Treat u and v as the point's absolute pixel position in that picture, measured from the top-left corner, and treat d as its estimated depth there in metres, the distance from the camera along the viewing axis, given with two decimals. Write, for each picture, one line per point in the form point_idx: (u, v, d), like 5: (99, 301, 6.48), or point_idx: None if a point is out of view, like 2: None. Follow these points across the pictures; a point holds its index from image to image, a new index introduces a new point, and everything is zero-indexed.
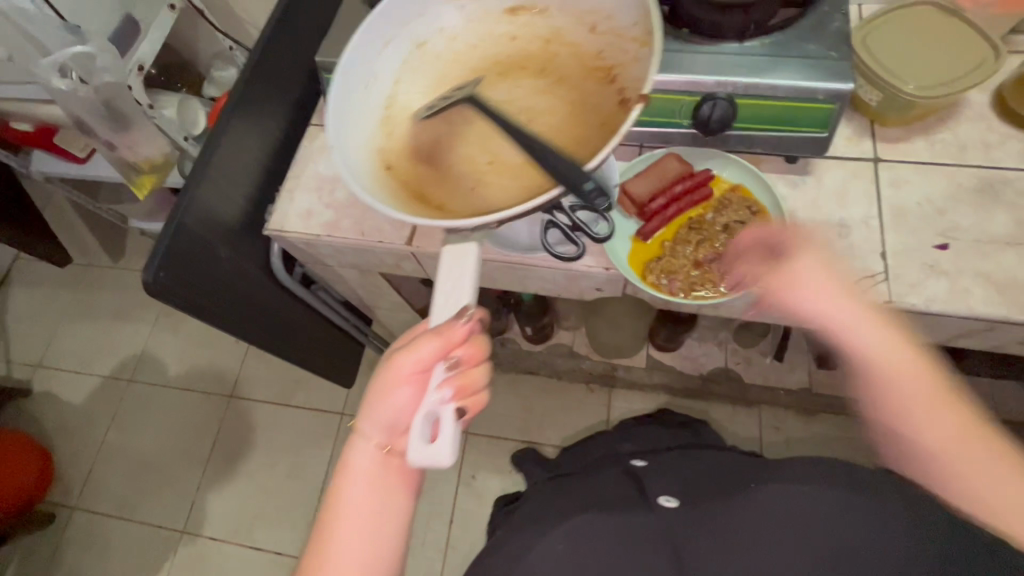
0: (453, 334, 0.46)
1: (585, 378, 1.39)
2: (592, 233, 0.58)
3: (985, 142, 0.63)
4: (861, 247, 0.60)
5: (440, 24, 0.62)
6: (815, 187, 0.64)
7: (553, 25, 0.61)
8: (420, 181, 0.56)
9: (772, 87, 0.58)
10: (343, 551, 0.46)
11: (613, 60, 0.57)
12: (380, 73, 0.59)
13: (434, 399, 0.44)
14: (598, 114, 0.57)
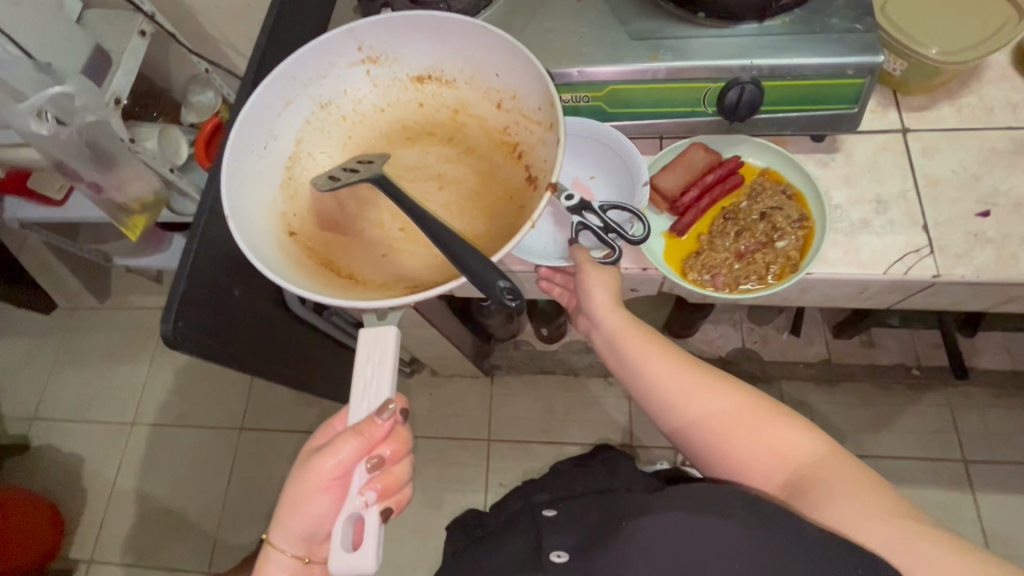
0: (373, 433, 0.50)
1: (602, 372, 1.37)
2: (626, 235, 0.52)
3: (1012, 101, 0.62)
4: (901, 222, 0.59)
5: (345, 87, 0.59)
6: (845, 164, 0.62)
7: (460, 94, 0.58)
8: (326, 246, 0.54)
9: (799, 66, 0.56)
10: None
11: (518, 133, 0.55)
12: (280, 134, 0.56)
13: (357, 504, 0.48)
14: (508, 186, 0.55)
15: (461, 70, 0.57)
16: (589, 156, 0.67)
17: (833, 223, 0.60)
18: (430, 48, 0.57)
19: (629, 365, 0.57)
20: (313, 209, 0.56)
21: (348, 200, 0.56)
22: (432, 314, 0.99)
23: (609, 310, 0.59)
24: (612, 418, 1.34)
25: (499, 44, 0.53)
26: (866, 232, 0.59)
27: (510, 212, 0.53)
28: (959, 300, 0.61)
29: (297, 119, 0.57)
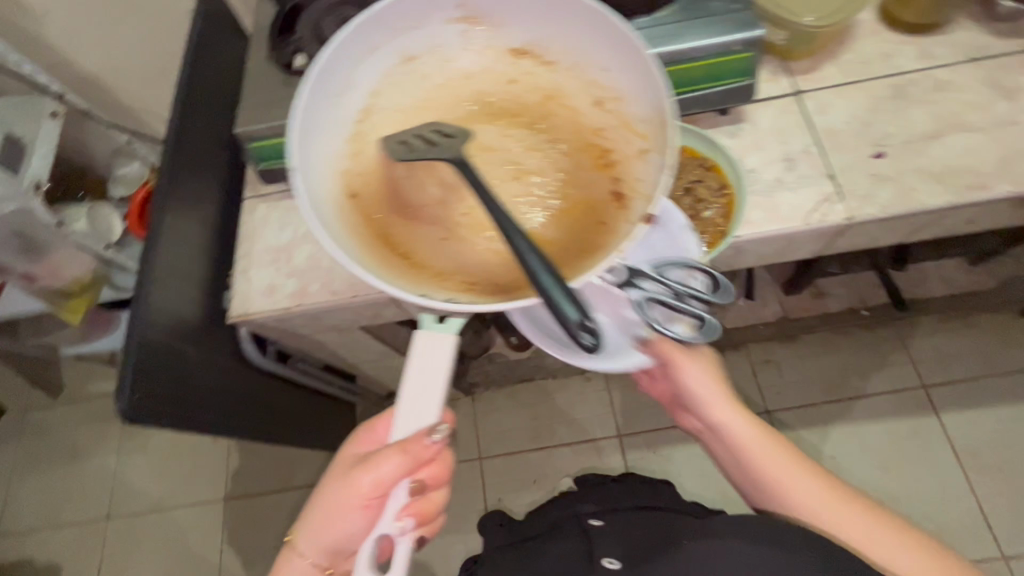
0: (420, 453, 0.50)
1: (579, 369, 1.39)
2: (701, 296, 0.52)
3: (885, 52, 0.68)
4: (809, 175, 0.63)
5: (438, 43, 0.59)
6: (751, 131, 0.67)
7: (559, 80, 0.58)
8: (384, 212, 0.55)
9: (693, 48, 0.60)
10: None
11: (613, 141, 0.55)
12: (357, 80, 0.57)
13: (392, 527, 0.48)
14: (591, 195, 0.54)
15: (568, 52, 0.57)
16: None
17: (750, 186, 0.64)
18: (539, 24, 0.57)
19: (750, 461, 0.63)
20: (377, 170, 0.57)
21: (403, 178, 0.56)
22: (399, 343, 0.99)
23: (731, 413, 0.63)
24: (596, 412, 1.36)
25: (626, 43, 0.52)
26: (782, 190, 0.63)
27: (592, 226, 0.52)
28: (875, 237, 0.66)
29: (377, 67, 0.58)
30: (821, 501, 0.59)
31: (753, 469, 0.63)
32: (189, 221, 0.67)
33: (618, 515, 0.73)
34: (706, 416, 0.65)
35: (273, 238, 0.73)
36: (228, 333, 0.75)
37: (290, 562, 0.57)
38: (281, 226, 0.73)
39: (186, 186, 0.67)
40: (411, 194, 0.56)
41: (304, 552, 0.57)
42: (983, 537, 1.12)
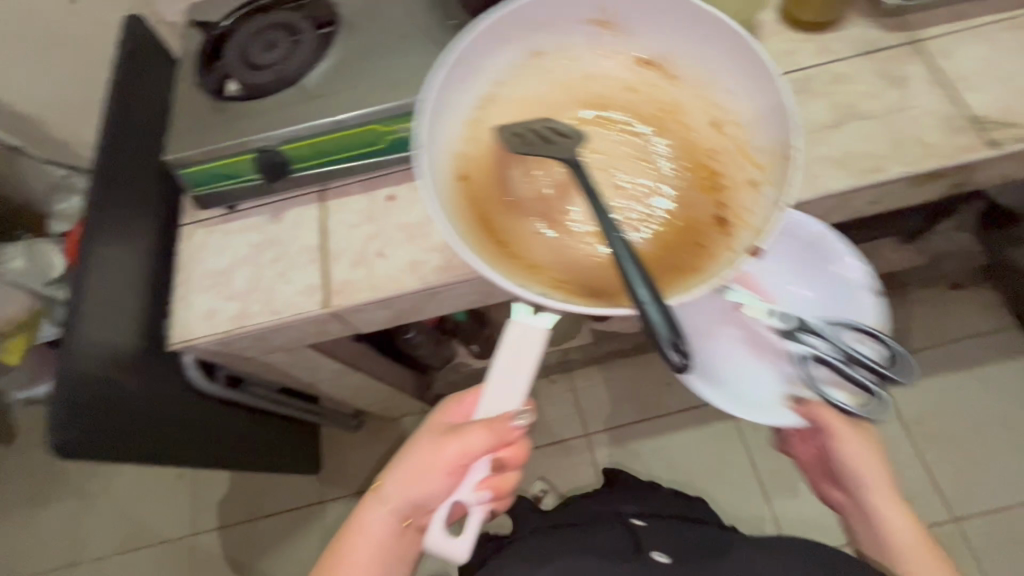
0: (504, 436, 0.55)
1: (544, 372, 1.41)
2: (874, 364, 0.61)
3: (786, 50, 0.73)
4: None
5: (568, 44, 0.66)
6: None
7: (679, 95, 0.65)
8: (486, 200, 0.60)
9: (599, 59, 0.66)
10: None
11: (721, 164, 0.62)
12: (487, 70, 0.63)
13: (469, 497, 0.56)
14: (688, 214, 0.60)
15: (692, 71, 0.63)
16: (782, 262, 0.71)
17: None
18: (671, 40, 0.63)
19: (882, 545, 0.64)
20: (489, 156, 0.63)
21: (514, 174, 0.63)
22: (355, 359, 1.00)
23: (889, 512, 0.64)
24: (563, 413, 1.38)
25: (750, 69, 0.59)
26: None
27: (693, 241, 0.58)
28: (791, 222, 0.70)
29: (507, 58, 0.64)
30: None
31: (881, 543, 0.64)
32: (121, 252, 0.67)
33: (659, 520, 0.78)
34: (855, 494, 0.67)
35: (212, 263, 0.73)
36: (172, 362, 0.75)
37: (369, 512, 0.63)
38: (219, 251, 0.73)
39: (117, 218, 0.68)
40: (511, 185, 0.62)
41: (381, 506, 0.62)
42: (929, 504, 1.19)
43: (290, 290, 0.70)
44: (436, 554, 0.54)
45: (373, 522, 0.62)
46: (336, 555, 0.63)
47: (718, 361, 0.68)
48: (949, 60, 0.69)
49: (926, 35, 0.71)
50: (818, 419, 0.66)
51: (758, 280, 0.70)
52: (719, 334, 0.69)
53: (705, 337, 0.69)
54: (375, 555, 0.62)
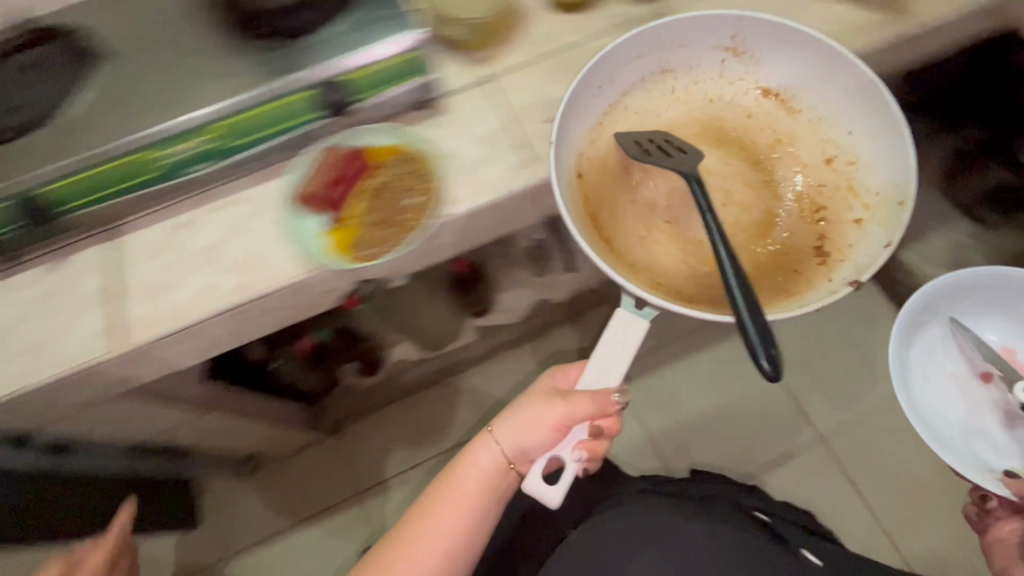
0: (607, 406, 0.70)
1: (434, 376, 1.47)
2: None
3: (554, 30, 0.76)
4: (504, 148, 0.69)
5: (696, 65, 0.75)
6: (452, 119, 0.71)
7: (795, 126, 0.75)
8: (597, 198, 0.70)
9: (361, 57, 0.66)
10: (444, 522, 0.76)
11: (826, 200, 0.71)
12: (615, 81, 0.72)
13: (571, 454, 0.69)
14: (791, 241, 0.70)
15: (815, 104, 0.73)
16: (1020, 332, 0.94)
17: (455, 169, 0.68)
18: (804, 77, 0.73)
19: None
20: (603, 158, 0.72)
21: (625, 181, 0.71)
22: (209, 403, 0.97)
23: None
24: (459, 414, 1.46)
25: (863, 95, 0.69)
26: (483, 167, 0.68)
27: (794, 268, 0.68)
28: None
29: (636, 73, 0.73)
30: None
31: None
32: None
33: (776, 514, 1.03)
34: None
35: None
36: None
37: (482, 451, 0.78)
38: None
39: None
40: (614, 191, 0.71)
41: (493, 451, 0.78)
42: (786, 426, 1.37)
43: (74, 339, 0.65)
44: (532, 496, 0.66)
45: (483, 465, 0.78)
46: (444, 490, 0.78)
47: (947, 430, 0.93)
48: None
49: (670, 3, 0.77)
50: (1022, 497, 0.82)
51: (1018, 361, 0.94)
52: (970, 396, 0.95)
53: (962, 412, 0.94)
54: (475, 495, 0.77)
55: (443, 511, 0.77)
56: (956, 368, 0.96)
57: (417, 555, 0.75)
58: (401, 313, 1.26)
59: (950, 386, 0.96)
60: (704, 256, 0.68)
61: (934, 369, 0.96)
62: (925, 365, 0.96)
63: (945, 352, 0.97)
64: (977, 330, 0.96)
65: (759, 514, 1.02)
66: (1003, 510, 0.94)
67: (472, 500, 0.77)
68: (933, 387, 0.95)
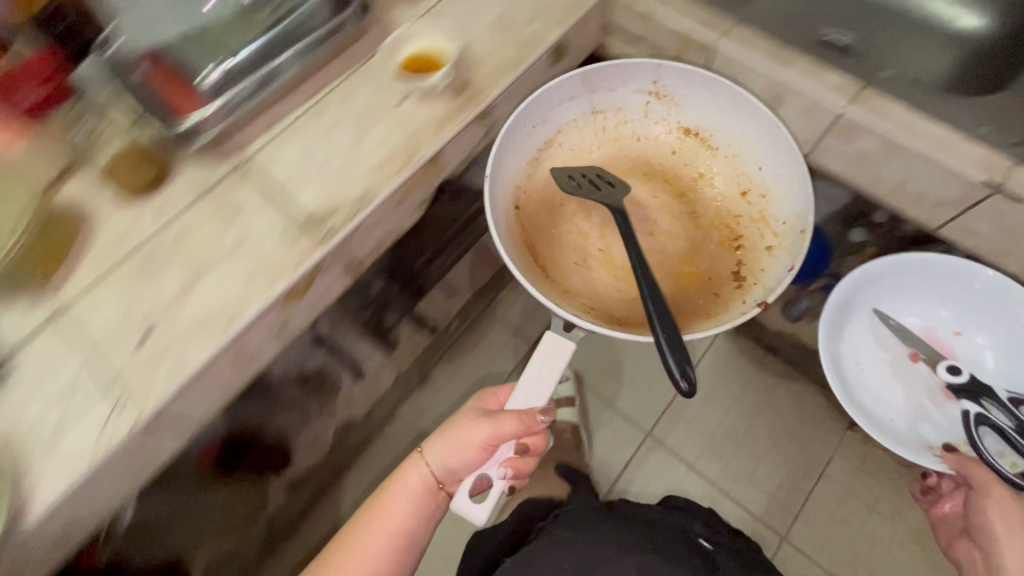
0: (529, 425, 0.73)
1: (261, 551, 1.31)
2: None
3: (125, 224, 0.66)
4: (89, 395, 0.58)
5: (623, 107, 0.82)
6: (17, 385, 0.58)
7: (712, 162, 0.80)
8: (535, 227, 0.78)
9: None
10: (364, 550, 0.74)
11: (743, 226, 0.76)
12: (550, 121, 0.79)
13: (495, 472, 0.74)
14: (712, 266, 0.75)
15: (729, 141, 0.79)
16: (951, 316, 0.91)
17: (28, 450, 0.55)
18: (714, 116, 0.79)
19: (1001, 566, 0.75)
20: (538, 192, 0.80)
21: (567, 209, 0.80)
22: None
23: (1008, 532, 0.75)
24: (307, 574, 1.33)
25: (758, 121, 0.75)
26: (69, 431, 0.56)
27: (715, 289, 0.73)
28: (224, 386, 0.65)
29: (571, 115, 0.80)
30: None
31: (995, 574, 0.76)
32: None
33: (722, 547, 1.02)
34: (983, 532, 0.79)
35: None
36: None
37: (408, 470, 0.77)
38: None
39: None
40: (556, 225, 0.79)
41: (420, 470, 0.77)
42: (618, 439, 1.34)
43: None
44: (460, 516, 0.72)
45: (410, 485, 0.77)
46: (372, 515, 0.77)
47: (890, 419, 0.90)
48: (276, 167, 0.69)
49: (251, 153, 0.70)
50: (968, 477, 0.80)
51: (951, 343, 0.90)
52: (911, 389, 0.91)
53: (904, 403, 0.91)
54: (405, 515, 0.76)
55: (372, 535, 0.75)
56: (883, 352, 0.93)
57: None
58: (194, 508, 1.01)
59: (886, 375, 0.92)
60: (626, 273, 0.75)
61: (866, 358, 0.93)
62: (854, 353, 0.93)
63: (875, 341, 0.93)
64: (905, 318, 0.93)
65: (704, 547, 1.00)
66: (948, 485, 0.97)
67: (398, 524, 0.76)
68: (868, 376, 0.92)
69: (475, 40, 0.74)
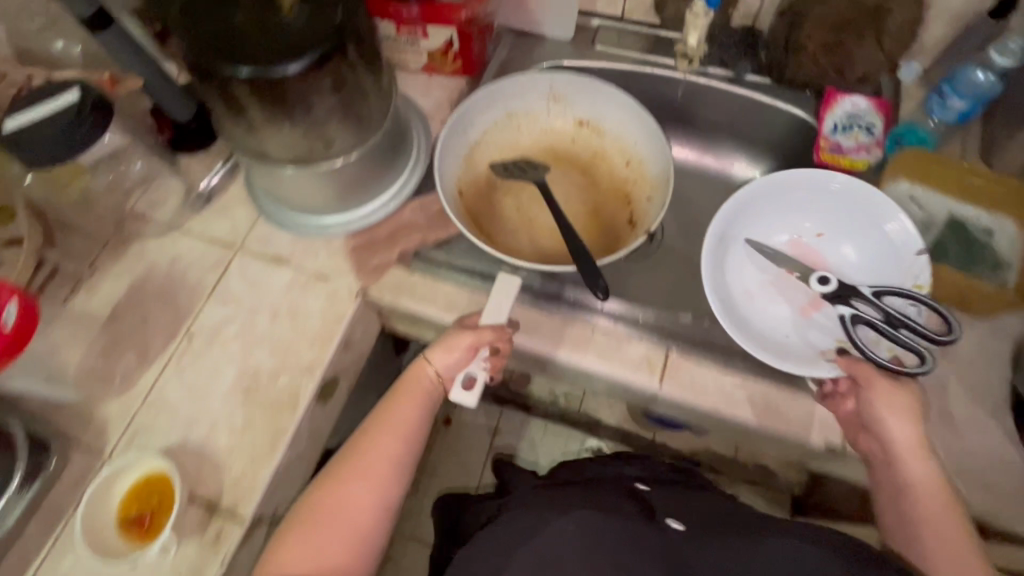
0: (501, 335, 0.57)
1: None
2: (919, 327, 0.54)
3: None
4: None
5: (522, 109, 0.76)
6: None
7: (603, 142, 0.76)
8: (476, 210, 0.73)
9: None
10: (357, 487, 0.54)
11: (630, 188, 0.75)
12: (473, 131, 0.73)
13: (479, 366, 0.58)
14: (615, 224, 0.75)
15: (611, 124, 0.75)
16: (817, 217, 0.67)
17: None
18: (597, 104, 0.74)
19: (891, 448, 0.52)
20: (474, 180, 0.75)
21: (497, 180, 0.76)
22: None
23: (897, 413, 0.52)
24: None
25: (626, 103, 0.72)
26: None
27: (611, 245, 0.73)
28: None
29: (490, 120, 0.74)
30: (927, 490, 0.50)
31: (901, 493, 0.52)
32: None
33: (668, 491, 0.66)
34: (869, 422, 0.54)
35: None
36: None
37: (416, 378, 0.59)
38: None
39: None
40: (493, 208, 0.75)
41: (425, 378, 0.59)
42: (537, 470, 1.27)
43: None
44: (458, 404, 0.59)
45: (416, 396, 0.59)
46: (388, 419, 0.58)
47: (784, 336, 0.63)
48: None
49: None
50: (858, 377, 0.55)
51: (820, 252, 0.67)
52: (789, 296, 0.66)
53: (791, 316, 0.65)
54: (417, 431, 0.58)
55: (362, 468, 0.55)
56: (759, 273, 0.67)
57: (349, 477, 0.55)
58: None
59: (770, 295, 0.66)
60: (552, 236, 0.75)
61: (750, 281, 0.66)
62: (730, 278, 0.66)
63: (748, 258, 0.67)
64: (770, 233, 0.68)
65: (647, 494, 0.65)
66: (845, 382, 0.56)
67: (410, 437, 0.58)
68: (753, 303, 0.65)
69: (213, 430, 0.59)
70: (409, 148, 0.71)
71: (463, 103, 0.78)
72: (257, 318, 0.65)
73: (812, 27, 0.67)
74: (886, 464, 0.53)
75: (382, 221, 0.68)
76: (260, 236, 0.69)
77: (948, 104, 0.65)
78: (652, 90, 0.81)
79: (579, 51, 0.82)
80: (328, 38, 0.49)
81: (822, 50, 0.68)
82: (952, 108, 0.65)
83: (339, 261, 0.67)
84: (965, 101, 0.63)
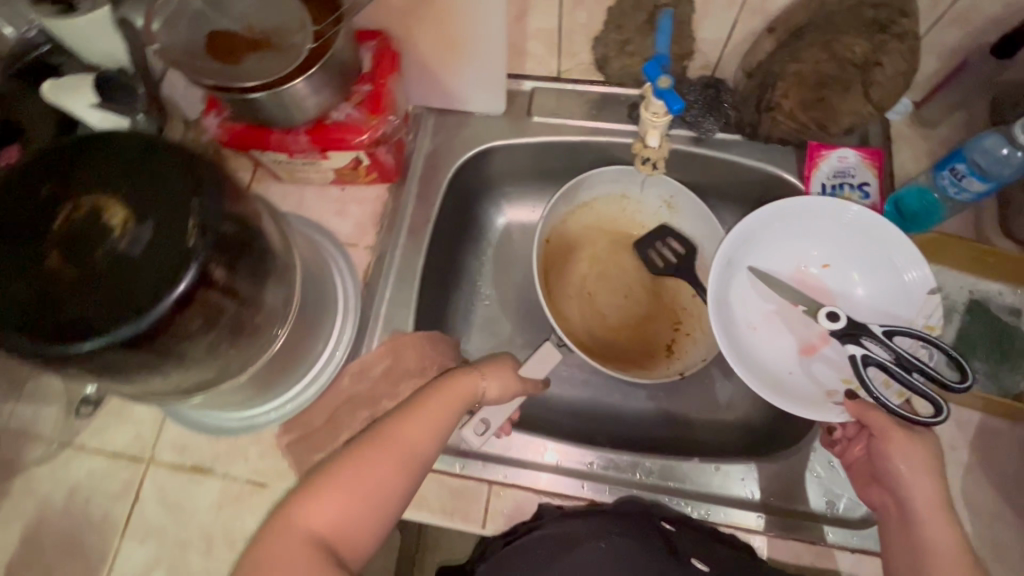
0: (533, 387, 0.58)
1: None
2: (932, 373, 0.44)
3: None
4: None
5: (631, 198, 0.69)
6: None
7: (691, 263, 0.69)
8: (550, 264, 0.69)
9: None
10: (367, 478, 0.44)
11: (686, 322, 0.68)
12: (577, 198, 0.69)
13: (501, 409, 0.56)
14: (655, 339, 0.68)
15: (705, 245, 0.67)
16: (822, 242, 0.58)
17: None
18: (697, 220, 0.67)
19: (903, 497, 0.46)
20: (558, 241, 0.70)
21: (584, 256, 0.71)
22: None
23: (914, 471, 0.45)
24: None
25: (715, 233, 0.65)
26: None
27: (642, 356, 0.67)
28: None
29: (606, 189, 0.69)
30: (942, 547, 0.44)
31: (915, 555, 0.45)
32: None
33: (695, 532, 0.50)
34: (879, 473, 0.48)
35: None
36: None
37: (463, 383, 0.50)
38: None
39: None
40: (569, 271, 0.70)
41: (472, 385, 0.51)
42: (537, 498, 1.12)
43: None
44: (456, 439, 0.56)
45: (459, 396, 0.50)
46: (425, 407, 0.48)
47: (786, 375, 0.56)
48: None
49: None
50: (869, 426, 0.48)
51: (826, 286, 0.58)
52: (798, 330, 0.58)
53: (796, 352, 0.57)
54: (442, 438, 0.48)
55: (381, 452, 0.45)
56: (760, 305, 0.59)
57: (361, 459, 0.44)
58: None
59: (775, 328, 0.58)
60: (613, 331, 0.68)
61: (754, 313, 0.58)
62: (733, 307, 0.58)
63: (751, 287, 0.59)
64: (775, 261, 0.59)
65: (670, 526, 0.50)
66: (853, 427, 0.52)
67: (433, 442, 0.47)
68: (753, 339, 0.57)
69: None
70: (332, 299, 0.58)
71: (389, 217, 0.65)
72: (189, 552, 0.54)
73: (788, 85, 0.57)
74: (897, 509, 0.47)
75: (317, 401, 0.56)
76: (174, 441, 0.57)
77: (962, 184, 0.52)
78: (606, 158, 0.70)
79: (516, 124, 0.68)
80: (182, 273, 0.36)
81: (800, 107, 0.58)
82: (967, 190, 0.52)
83: (276, 462, 0.56)
84: (985, 184, 0.51)
